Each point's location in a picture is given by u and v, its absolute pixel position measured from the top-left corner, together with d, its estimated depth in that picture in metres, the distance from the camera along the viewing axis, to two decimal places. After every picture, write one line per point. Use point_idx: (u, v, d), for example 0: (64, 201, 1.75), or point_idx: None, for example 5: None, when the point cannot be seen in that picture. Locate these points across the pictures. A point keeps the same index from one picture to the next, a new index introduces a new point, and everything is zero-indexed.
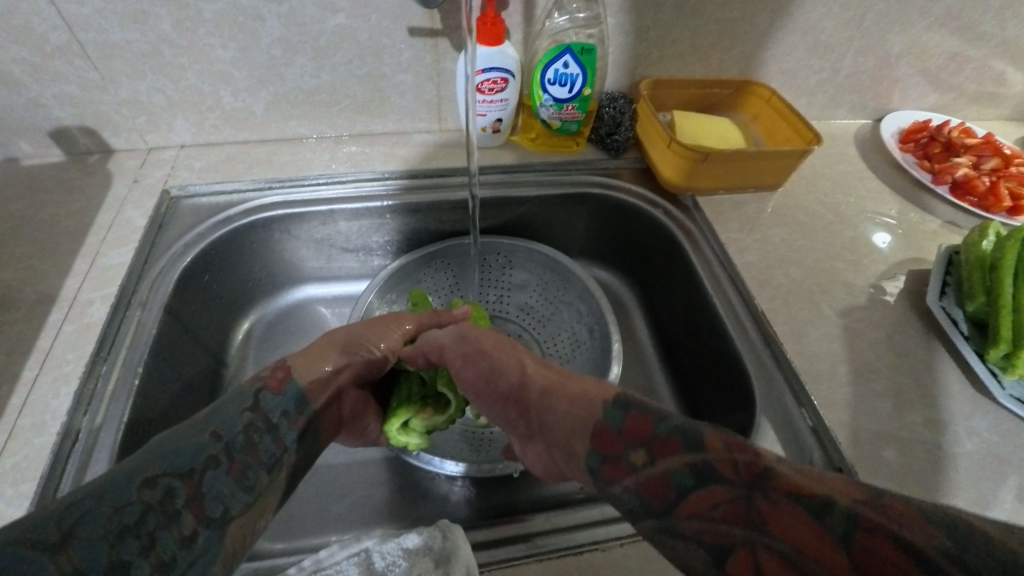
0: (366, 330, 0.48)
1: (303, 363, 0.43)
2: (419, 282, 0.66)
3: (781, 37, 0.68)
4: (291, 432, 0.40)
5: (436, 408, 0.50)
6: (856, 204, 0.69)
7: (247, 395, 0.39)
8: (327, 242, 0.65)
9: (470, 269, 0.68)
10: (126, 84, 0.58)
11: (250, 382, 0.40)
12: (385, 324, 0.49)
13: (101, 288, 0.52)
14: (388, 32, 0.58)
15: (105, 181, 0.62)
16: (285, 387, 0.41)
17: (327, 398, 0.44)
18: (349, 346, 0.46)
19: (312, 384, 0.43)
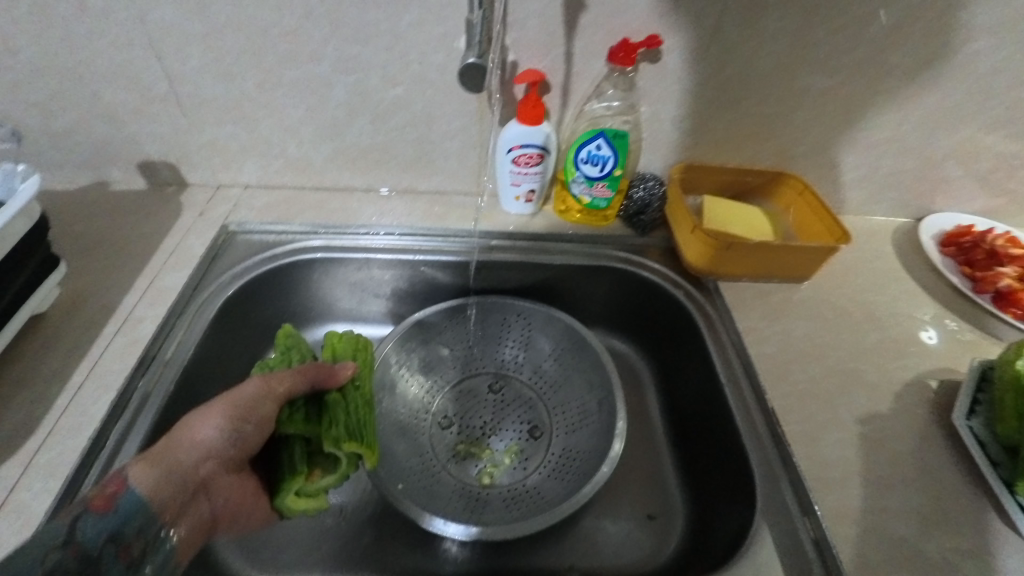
0: (226, 403, 0.43)
1: (141, 469, 0.38)
2: (440, 333, 0.69)
3: (817, 134, 0.69)
4: (116, 563, 0.36)
5: (325, 470, 0.47)
6: (889, 305, 0.67)
7: (59, 530, 0.34)
8: (360, 286, 0.70)
9: (489, 327, 0.71)
10: (208, 130, 0.66)
11: (68, 508, 0.36)
12: (248, 391, 0.44)
13: (155, 307, 0.58)
14: (440, 105, 0.63)
15: (177, 211, 0.69)
16: (115, 502, 0.36)
17: (183, 498, 0.40)
18: (206, 428, 0.41)
19: (154, 490, 0.38)
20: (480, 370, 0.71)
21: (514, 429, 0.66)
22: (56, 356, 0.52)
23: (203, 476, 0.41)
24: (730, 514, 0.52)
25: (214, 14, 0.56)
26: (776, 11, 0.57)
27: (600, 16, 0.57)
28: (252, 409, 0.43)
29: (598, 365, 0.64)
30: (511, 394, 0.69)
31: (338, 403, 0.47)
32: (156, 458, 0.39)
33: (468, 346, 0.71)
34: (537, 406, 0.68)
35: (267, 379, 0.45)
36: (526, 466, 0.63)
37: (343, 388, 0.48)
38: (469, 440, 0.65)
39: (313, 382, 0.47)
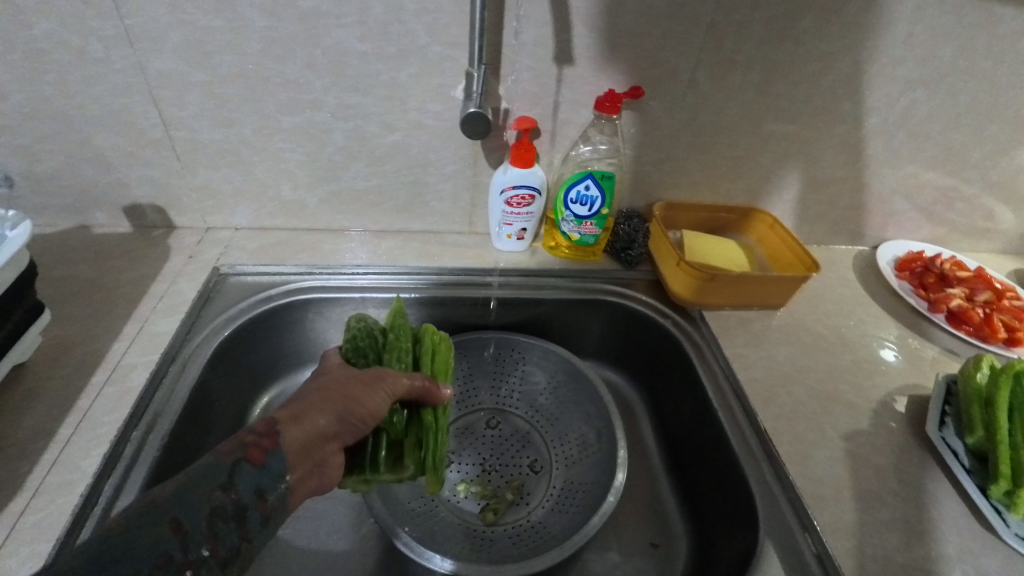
0: (359, 388, 0.46)
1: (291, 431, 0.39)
2: None
3: (782, 173, 0.76)
4: (258, 516, 0.36)
5: (390, 468, 0.50)
6: (857, 327, 0.72)
7: (222, 468, 0.35)
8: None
9: (485, 362, 0.72)
10: (202, 174, 0.66)
11: (228, 450, 0.36)
12: (378, 383, 0.47)
13: (145, 354, 0.56)
14: (435, 149, 0.66)
15: (165, 254, 0.68)
16: (268, 457, 0.37)
17: (311, 468, 0.40)
18: (343, 410, 0.44)
19: (296, 456, 0.39)
20: (476, 406, 0.71)
21: (514, 464, 0.66)
22: (41, 409, 0.50)
23: (327, 453, 0.42)
24: (732, 537, 0.53)
25: (217, 64, 0.58)
26: (743, 66, 0.64)
27: (588, 69, 0.61)
28: (376, 401, 0.46)
29: (594, 396, 0.66)
30: (508, 429, 0.70)
31: (432, 425, 0.53)
32: (305, 423, 0.41)
33: (463, 382, 0.72)
34: (536, 441, 0.69)
35: (399, 378, 0.49)
36: (529, 500, 0.63)
37: (437, 411, 0.54)
38: (469, 478, 0.64)
39: (422, 392, 0.52)
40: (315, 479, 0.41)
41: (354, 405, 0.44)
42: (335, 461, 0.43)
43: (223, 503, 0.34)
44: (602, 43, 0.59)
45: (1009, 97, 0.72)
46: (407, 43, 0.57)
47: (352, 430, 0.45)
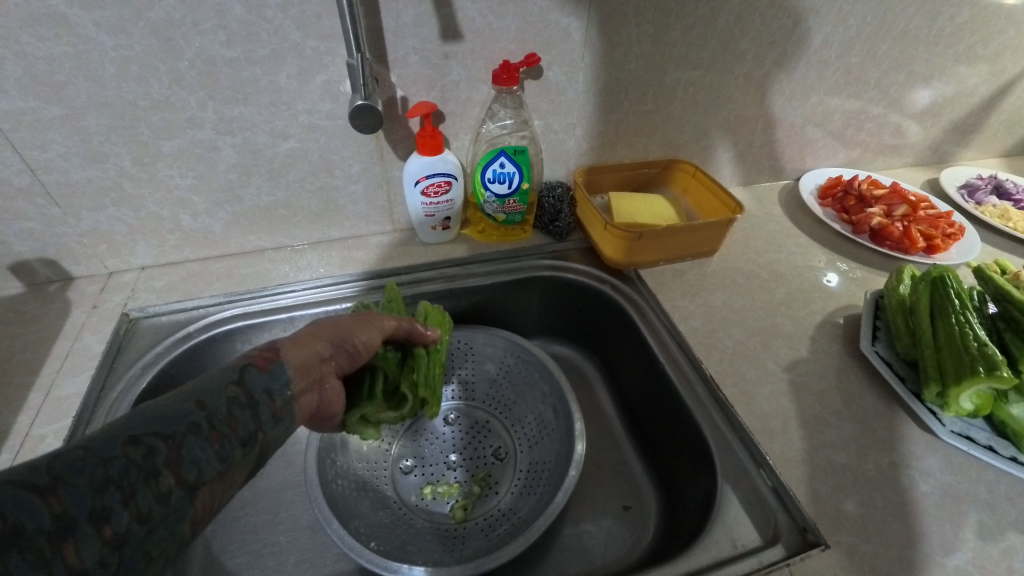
0: (352, 321, 0.45)
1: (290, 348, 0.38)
2: None
3: (695, 120, 0.76)
4: (269, 411, 0.34)
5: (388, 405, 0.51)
6: (788, 260, 0.74)
7: (233, 369, 0.34)
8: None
9: None
10: (87, 217, 0.61)
11: (235, 358, 0.35)
12: (366, 319, 0.46)
13: (55, 421, 0.52)
14: (337, 150, 0.63)
15: (64, 309, 0.63)
16: (272, 365, 0.35)
17: (312, 384, 0.39)
18: (339, 336, 0.42)
19: (296, 369, 0.37)
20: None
21: (478, 456, 0.65)
22: None
23: (325, 372, 0.40)
24: (695, 487, 0.54)
25: (72, 95, 0.52)
26: (635, 18, 0.62)
27: (478, 43, 0.59)
28: (365, 331, 0.45)
29: (544, 372, 0.65)
30: (468, 422, 0.69)
31: (422, 358, 0.53)
32: (304, 345, 0.39)
33: None
34: (496, 428, 0.68)
35: (388, 318, 0.49)
36: (497, 490, 0.62)
37: (427, 348, 0.54)
38: (434, 479, 0.63)
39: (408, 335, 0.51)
40: (314, 397, 0.39)
41: (347, 335, 0.43)
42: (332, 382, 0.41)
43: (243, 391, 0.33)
44: (485, 14, 0.57)
45: (894, 12, 0.74)
46: (278, 42, 0.54)
47: (350, 357, 0.43)
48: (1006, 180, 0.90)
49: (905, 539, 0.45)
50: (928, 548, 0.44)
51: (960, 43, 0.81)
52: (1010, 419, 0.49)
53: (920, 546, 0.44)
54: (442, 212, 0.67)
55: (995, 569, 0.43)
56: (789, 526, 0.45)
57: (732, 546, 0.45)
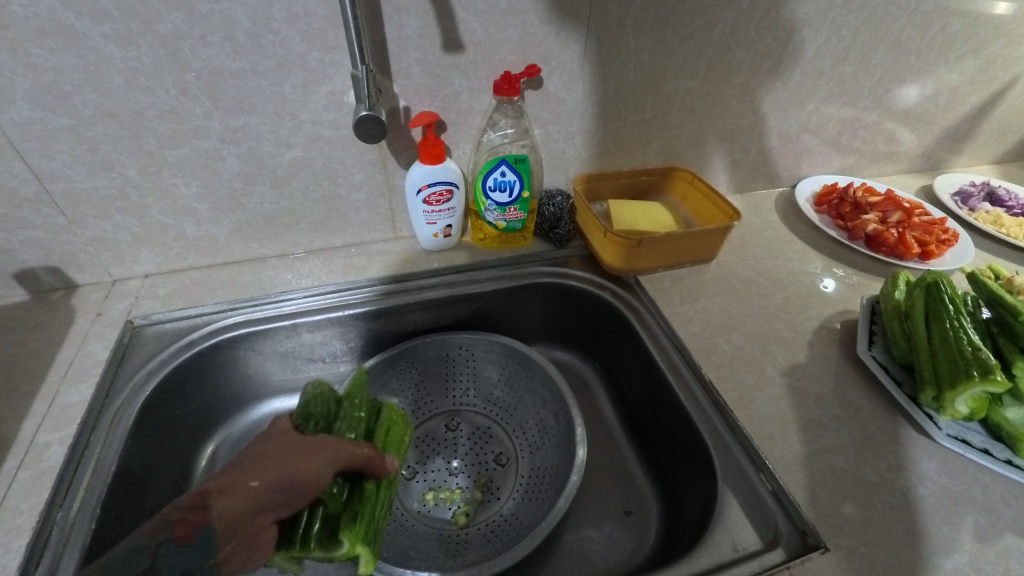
0: (299, 455, 0.42)
1: (217, 503, 0.37)
2: (385, 385, 0.68)
3: (692, 129, 0.77)
4: None
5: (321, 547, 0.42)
6: (785, 266, 0.75)
7: (147, 548, 0.35)
8: (286, 355, 0.67)
9: (434, 367, 0.71)
10: (92, 225, 0.62)
11: (158, 528, 0.36)
12: (315, 448, 0.43)
13: (60, 428, 0.52)
14: (340, 160, 0.64)
15: (69, 317, 0.63)
16: (195, 534, 0.36)
17: (237, 543, 0.37)
18: (278, 479, 0.40)
19: (219, 531, 0.37)
20: (432, 411, 0.70)
21: (479, 462, 0.66)
22: None
23: (257, 525, 0.38)
24: (694, 490, 0.54)
25: (80, 105, 0.53)
26: (633, 30, 0.63)
27: (479, 54, 0.60)
28: (313, 465, 0.42)
29: (545, 379, 0.66)
30: (469, 428, 0.69)
31: (373, 494, 0.46)
32: (231, 494, 0.38)
33: (416, 392, 0.70)
34: (497, 434, 0.68)
35: (343, 444, 0.45)
36: (499, 495, 0.63)
37: (380, 482, 0.48)
38: (436, 485, 0.63)
39: (365, 463, 0.46)
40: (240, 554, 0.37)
41: (291, 475, 0.40)
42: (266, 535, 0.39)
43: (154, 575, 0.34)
44: (487, 26, 0.58)
45: (886, 23, 0.75)
46: (284, 54, 0.55)
47: (291, 501, 0.40)
48: (999, 187, 0.92)
49: (903, 540, 0.45)
50: (926, 550, 0.45)
51: (951, 52, 0.82)
52: (1006, 423, 0.50)
53: (917, 548, 0.45)
54: (441, 219, 0.68)
55: (993, 570, 0.44)
56: (789, 529, 0.46)
57: (733, 548, 0.45)
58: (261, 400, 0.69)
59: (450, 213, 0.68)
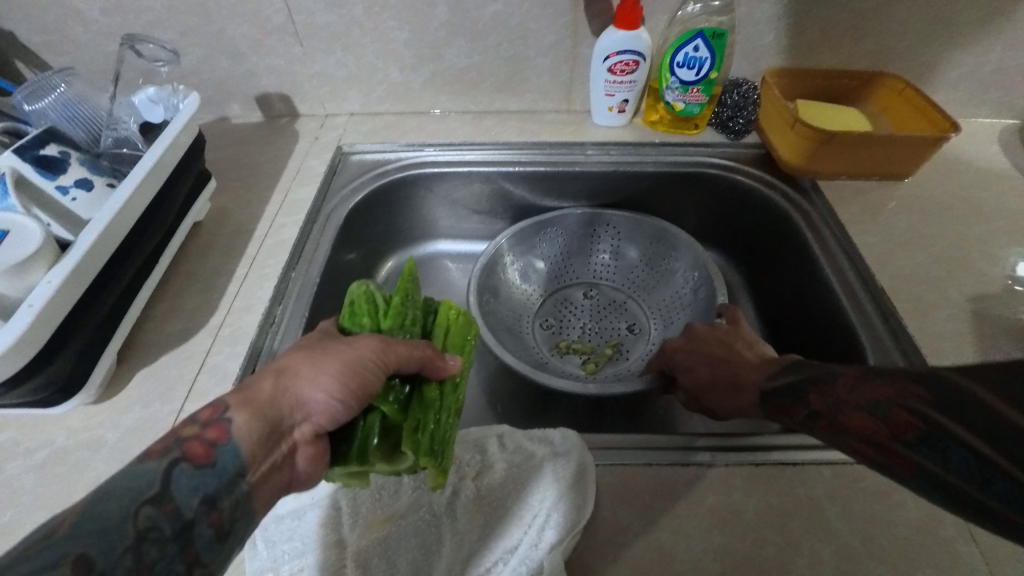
0: (341, 361, 0.37)
1: (244, 418, 0.34)
2: (537, 245, 0.73)
3: (919, 27, 0.68)
4: (206, 531, 0.30)
5: (386, 455, 0.40)
6: (996, 199, 0.66)
7: (153, 473, 0.29)
8: (461, 207, 0.75)
9: (581, 240, 0.74)
10: (320, 59, 0.72)
11: (163, 449, 0.31)
12: (360, 354, 0.38)
13: (292, 215, 0.65)
14: (536, 18, 0.66)
15: (293, 138, 0.76)
16: (213, 455, 0.32)
17: (276, 460, 0.34)
18: (312, 388, 0.36)
19: (250, 449, 0.33)
20: (573, 279, 0.75)
21: (613, 328, 0.70)
22: (218, 255, 0.60)
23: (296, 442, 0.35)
24: None
25: None
26: None
27: None
28: (360, 375, 0.37)
29: (695, 264, 0.66)
30: (604, 299, 0.73)
31: (435, 402, 0.42)
32: (259, 408, 0.34)
33: (561, 260, 0.75)
34: (632, 308, 0.72)
35: (396, 346, 0.40)
36: (628, 356, 0.67)
37: (443, 386, 0.44)
38: (570, 338, 0.69)
39: (420, 362, 0.42)
40: (280, 476, 0.35)
41: (329, 383, 0.36)
42: (312, 450, 0.37)
43: (182, 493, 0.29)
44: None
45: None
46: None
47: (334, 412, 0.37)
48: None
49: None
50: None
51: None
52: None
53: None
54: (618, 89, 0.68)
55: None
56: None
57: None
58: (428, 240, 0.78)
59: (627, 85, 0.68)
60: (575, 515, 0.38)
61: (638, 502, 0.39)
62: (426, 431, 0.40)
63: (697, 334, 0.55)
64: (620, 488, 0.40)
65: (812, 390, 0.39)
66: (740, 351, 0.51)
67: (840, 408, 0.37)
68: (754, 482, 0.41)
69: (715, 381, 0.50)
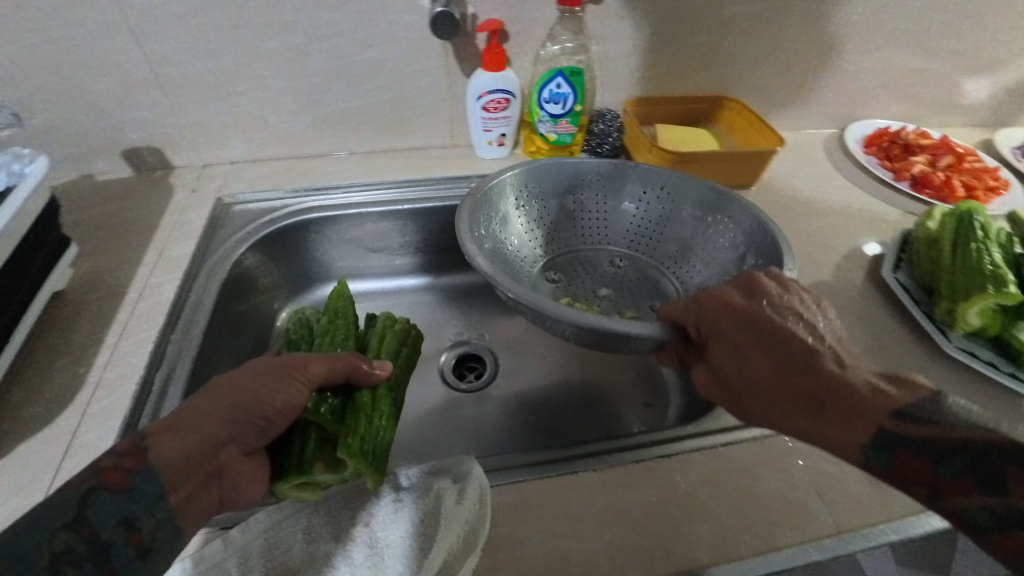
0: (263, 381, 0.39)
1: (163, 444, 0.35)
2: (559, 202, 0.67)
3: (747, 58, 0.79)
4: (126, 550, 0.33)
5: (328, 466, 0.41)
6: (824, 199, 0.77)
7: (71, 504, 0.33)
8: (533, 192, 0.65)
9: (622, 197, 0.67)
10: (191, 110, 0.69)
11: (78, 482, 0.34)
12: (283, 371, 0.40)
13: (170, 273, 0.62)
14: (410, 62, 0.69)
15: (168, 192, 0.72)
16: (131, 481, 0.34)
17: (203, 479, 0.36)
18: (236, 411, 0.37)
19: (173, 469, 0.35)
20: (593, 244, 0.68)
21: (633, 300, 0.64)
22: (85, 324, 0.56)
23: (224, 460, 0.37)
24: None
25: None
26: None
27: None
28: (283, 393, 0.39)
29: (752, 234, 0.58)
30: (632, 272, 0.66)
31: (367, 407, 0.44)
32: (182, 435, 0.36)
33: (600, 218, 0.68)
34: (666, 288, 0.64)
35: (317, 360, 0.43)
36: None
37: (376, 391, 0.46)
38: (576, 296, 0.64)
39: (346, 373, 0.45)
40: (212, 492, 0.37)
41: (254, 403, 0.38)
42: (244, 468, 0.39)
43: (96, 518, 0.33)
44: None
45: None
46: None
47: (261, 428, 0.39)
48: None
49: None
50: None
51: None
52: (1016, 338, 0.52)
53: None
54: (494, 124, 0.72)
55: None
56: None
57: None
58: (326, 283, 0.77)
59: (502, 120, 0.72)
60: (475, 537, 0.39)
61: (534, 516, 0.41)
62: (362, 435, 0.42)
63: (759, 288, 0.43)
64: (516, 505, 0.42)
65: (926, 427, 0.36)
66: (806, 330, 0.41)
67: (894, 441, 0.36)
68: (637, 476, 0.44)
69: (786, 371, 0.39)
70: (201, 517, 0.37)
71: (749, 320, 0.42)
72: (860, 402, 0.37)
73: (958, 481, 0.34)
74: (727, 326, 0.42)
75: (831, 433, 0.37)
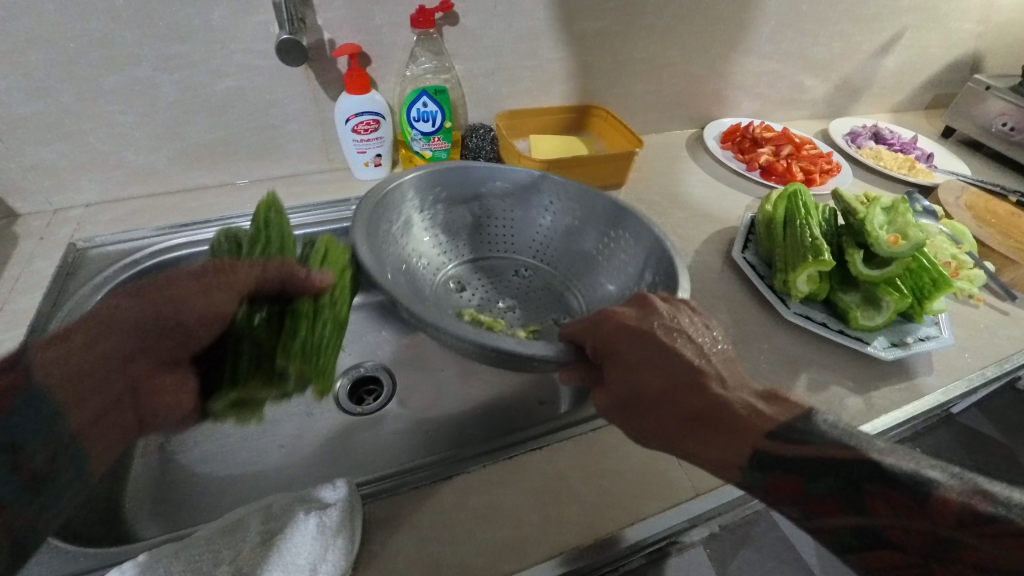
0: (192, 290, 0.43)
1: (49, 353, 0.36)
2: (462, 212, 0.69)
3: (605, 69, 0.85)
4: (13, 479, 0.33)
5: (264, 381, 0.47)
6: (686, 192, 0.84)
7: None
8: (437, 200, 0.67)
9: (529, 213, 0.70)
10: (30, 152, 0.65)
11: None
12: (218, 279, 0.44)
13: (11, 329, 0.57)
14: (272, 90, 0.68)
15: (12, 241, 0.66)
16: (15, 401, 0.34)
17: (111, 403, 0.39)
18: (150, 320, 0.40)
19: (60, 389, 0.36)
20: (506, 255, 0.71)
21: (540, 314, 0.65)
22: None
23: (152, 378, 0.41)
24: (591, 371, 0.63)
25: (12, 31, 0.56)
26: None
27: None
28: (206, 304, 0.43)
29: (650, 254, 0.60)
30: (537, 281, 0.69)
31: (309, 317, 0.48)
32: (74, 356, 0.37)
33: (507, 227, 0.71)
34: (568, 296, 0.68)
35: (240, 281, 0.45)
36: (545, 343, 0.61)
37: (318, 299, 0.49)
38: (482, 309, 0.65)
39: (281, 280, 0.49)
40: (124, 413, 0.40)
41: (175, 318, 0.41)
42: (166, 381, 0.42)
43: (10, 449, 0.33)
44: None
45: None
46: None
47: (176, 335, 0.42)
48: (884, 129, 1.04)
49: None
50: None
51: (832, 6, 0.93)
52: None
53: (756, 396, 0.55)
54: (368, 145, 0.73)
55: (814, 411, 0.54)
56: None
57: None
58: None
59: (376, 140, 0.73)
60: (342, 559, 0.39)
61: (405, 526, 0.42)
62: (299, 349, 0.48)
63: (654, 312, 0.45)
64: (388, 519, 0.42)
65: (795, 446, 0.36)
66: (691, 351, 0.42)
67: (769, 466, 0.37)
68: (508, 472, 0.46)
69: (671, 393, 0.40)
70: (124, 441, 0.40)
71: (642, 341, 0.43)
72: (735, 422, 0.38)
73: (823, 502, 0.35)
74: (616, 351, 0.43)
75: (710, 452, 0.39)
